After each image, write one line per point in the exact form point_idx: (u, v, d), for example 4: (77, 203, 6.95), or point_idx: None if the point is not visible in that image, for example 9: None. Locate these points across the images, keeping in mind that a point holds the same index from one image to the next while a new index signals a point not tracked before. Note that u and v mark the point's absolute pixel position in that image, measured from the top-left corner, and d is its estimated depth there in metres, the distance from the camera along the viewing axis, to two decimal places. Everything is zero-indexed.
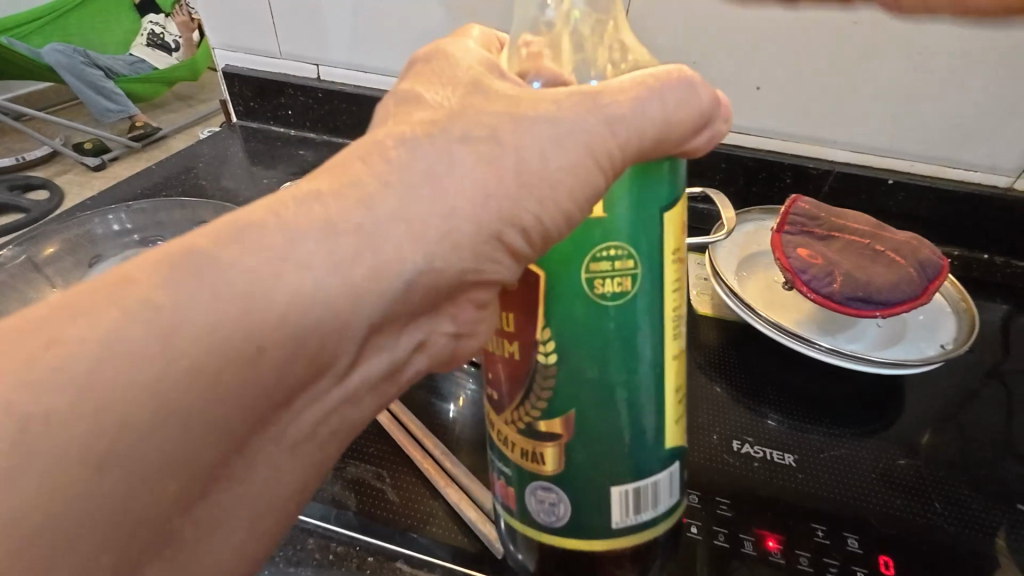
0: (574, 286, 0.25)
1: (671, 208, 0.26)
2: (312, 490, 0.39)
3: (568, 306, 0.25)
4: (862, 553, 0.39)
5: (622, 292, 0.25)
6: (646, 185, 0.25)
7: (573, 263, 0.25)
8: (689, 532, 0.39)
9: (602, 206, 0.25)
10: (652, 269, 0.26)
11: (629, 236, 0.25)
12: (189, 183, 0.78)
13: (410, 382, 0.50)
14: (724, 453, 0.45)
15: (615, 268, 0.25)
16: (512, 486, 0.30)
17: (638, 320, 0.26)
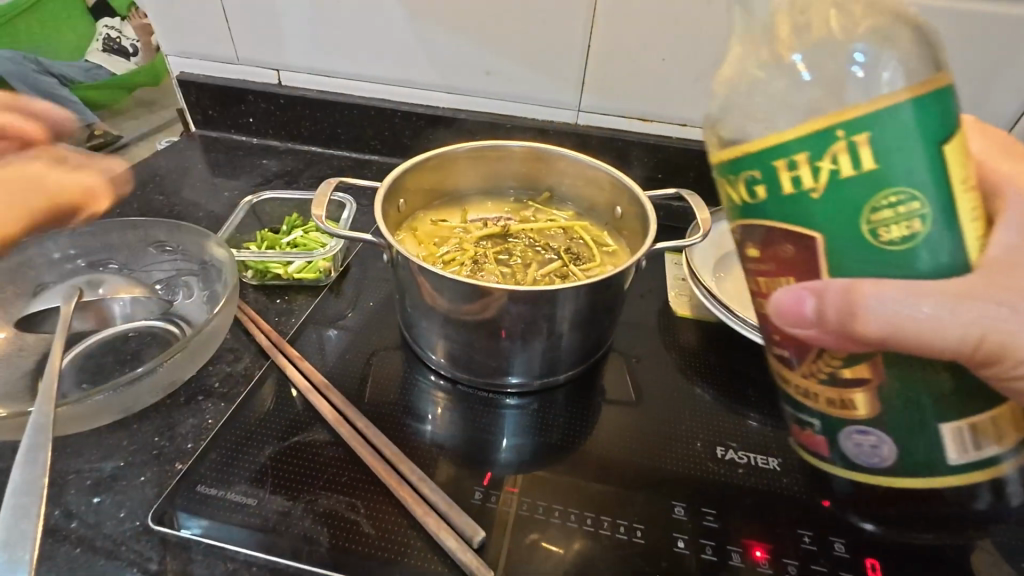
0: (855, 237, 0.26)
1: (949, 135, 0.25)
2: (281, 527, 0.37)
3: (855, 256, 0.26)
4: (849, 557, 0.38)
5: (910, 231, 0.25)
6: (912, 116, 0.24)
7: (854, 218, 0.25)
8: (676, 547, 0.38)
9: (872, 157, 0.24)
10: (933, 188, 0.25)
11: (913, 176, 0.25)
12: (145, 198, 0.74)
13: (381, 401, 0.48)
14: (708, 461, 0.45)
15: (898, 213, 0.25)
16: (819, 433, 0.32)
17: (934, 246, 0.26)
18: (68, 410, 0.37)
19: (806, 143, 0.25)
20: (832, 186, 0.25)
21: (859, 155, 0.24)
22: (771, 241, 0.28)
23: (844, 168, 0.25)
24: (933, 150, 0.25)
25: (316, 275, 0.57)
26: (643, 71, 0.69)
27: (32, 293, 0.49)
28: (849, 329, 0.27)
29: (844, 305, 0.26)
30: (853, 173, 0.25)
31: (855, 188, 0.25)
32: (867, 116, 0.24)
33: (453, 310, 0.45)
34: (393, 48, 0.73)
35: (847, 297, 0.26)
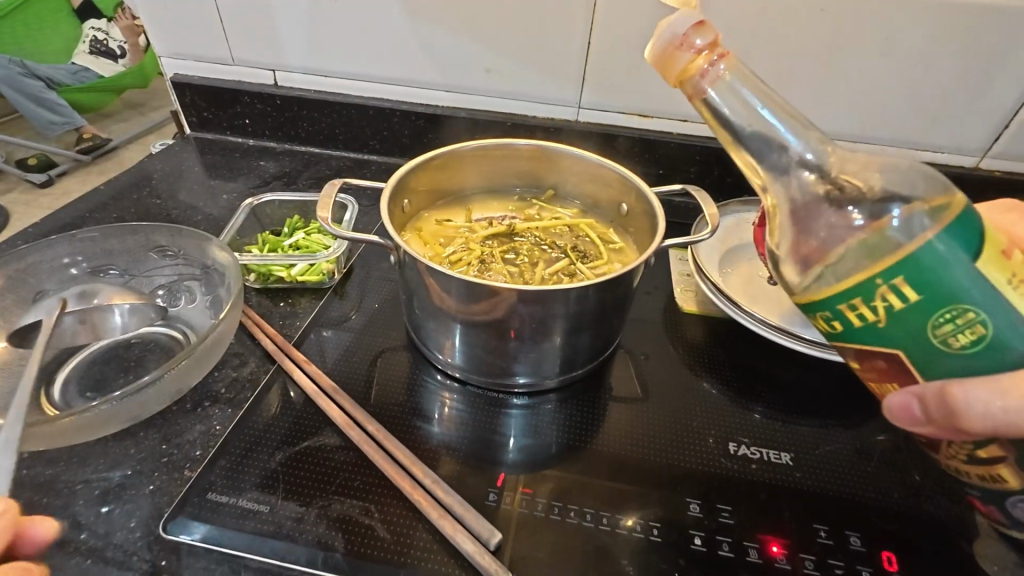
0: (928, 349, 0.28)
1: (983, 251, 0.27)
2: (296, 533, 0.36)
3: (931, 364, 0.28)
4: (865, 551, 0.39)
5: (979, 335, 0.27)
6: (939, 245, 0.27)
7: (920, 336, 0.28)
8: (693, 545, 0.38)
9: (914, 291, 0.27)
10: (991, 294, 0.27)
11: (963, 293, 0.27)
12: (141, 202, 0.73)
13: (390, 403, 0.48)
14: (720, 457, 0.44)
15: (960, 324, 0.27)
16: (986, 502, 0.33)
17: (1010, 342, 0.27)
18: (75, 422, 0.37)
19: (851, 291, 0.29)
20: (890, 318, 0.28)
21: (904, 293, 0.27)
22: (862, 358, 0.31)
23: (895, 304, 0.28)
24: (974, 268, 0.27)
25: (320, 278, 0.57)
26: (643, 67, 0.68)
27: (33, 301, 0.48)
28: (958, 424, 0.28)
29: (945, 406, 0.28)
30: (906, 305, 0.28)
31: (913, 316, 0.28)
32: (898, 262, 0.27)
33: (462, 311, 0.44)
34: (390, 46, 0.72)
35: (946, 399, 0.28)
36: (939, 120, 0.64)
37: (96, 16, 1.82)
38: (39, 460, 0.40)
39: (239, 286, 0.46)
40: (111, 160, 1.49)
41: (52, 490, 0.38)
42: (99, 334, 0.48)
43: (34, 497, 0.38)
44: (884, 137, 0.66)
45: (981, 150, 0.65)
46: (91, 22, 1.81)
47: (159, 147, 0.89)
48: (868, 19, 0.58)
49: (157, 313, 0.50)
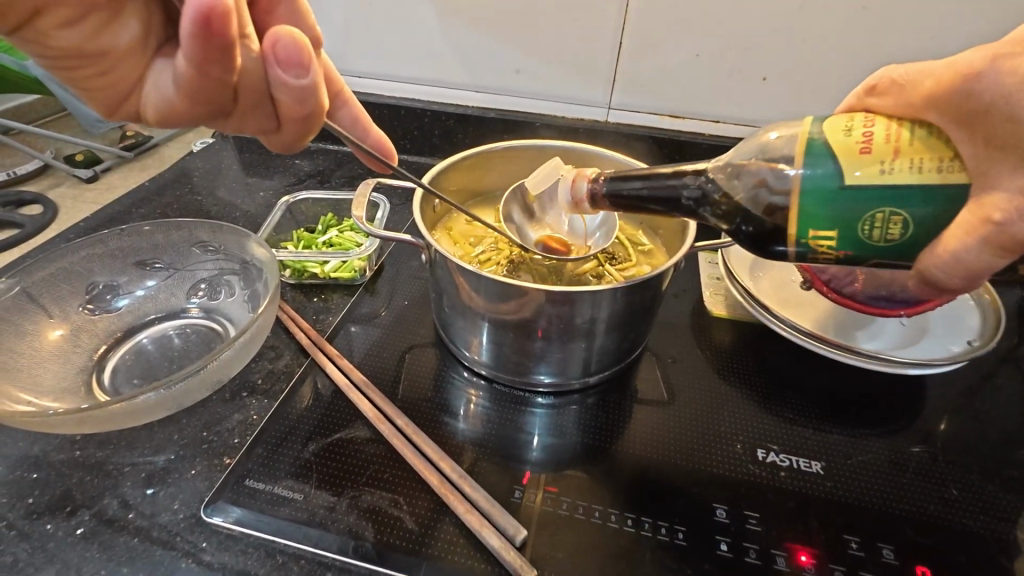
0: (884, 249, 0.33)
1: (841, 168, 0.31)
2: (328, 521, 0.37)
3: (898, 251, 0.33)
4: (898, 565, 0.38)
5: (902, 219, 0.31)
6: (809, 188, 0.32)
7: (868, 247, 0.33)
8: (719, 550, 0.38)
9: (826, 231, 0.33)
10: (873, 190, 0.31)
11: (857, 211, 0.32)
12: (183, 198, 0.76)
13: (417, 397, 0.49)
14: (749, 463, 0.44)
15: (881, 224, 0.32)
16: None
17: (922, 207, 0.30)
18: (123, 407, 0.38)
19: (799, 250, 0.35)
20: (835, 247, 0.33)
21: (823, 238, 0.33)
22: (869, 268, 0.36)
23: (828, 244, 0.33)
24: (846, 191, 0.31)
25: (352, 275, 0.58)
26: (677, 67, 0.68)
27: (87, 293, 0.50)
28: (948, 286, 0.31)
29: (924, 279, 0.31)
30: (837, 240, 0.33)
31: (848, 236, 0.33)
32: (799, 223, 0.34)
33: (494, 312, 0.45)
34: (424, 47, 0.73)
35: (920, 273, 0.31)
36: None
37: None
38: (89, 443, 0.43)
39: (276, 284, 0.47)
40: None
41: (102, 471, 0.41)
42: (146, 324, 0.51)
43: (86, 477, 0.40)
44: None
45: None
46: None
47: (199, 144, 0.93)
48: (911, 16, 0.59)
49: (201, 305, 0.52)
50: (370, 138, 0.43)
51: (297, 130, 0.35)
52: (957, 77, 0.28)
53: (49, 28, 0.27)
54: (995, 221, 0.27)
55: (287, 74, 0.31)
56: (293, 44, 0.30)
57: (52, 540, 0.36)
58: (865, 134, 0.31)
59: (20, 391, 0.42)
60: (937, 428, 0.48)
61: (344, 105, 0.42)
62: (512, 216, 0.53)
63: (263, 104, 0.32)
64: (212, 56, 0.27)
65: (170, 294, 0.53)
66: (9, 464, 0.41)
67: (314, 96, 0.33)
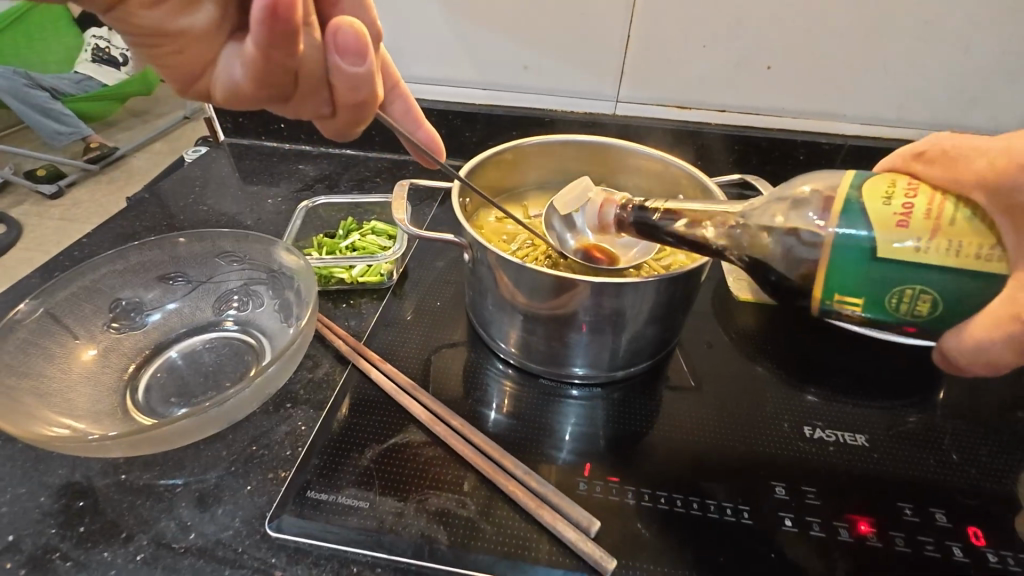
0: (908, 321, 0.34)
1: (878, 244, 0.32)
2: (399, 527, 0.37)
3: (921, 323, 0.34)
4: (952, 527, 0.39)
5: (930, 298, 0.32)
6: (843, 255, 0.33)
7: (892, 316, 0.34)
8: (785, 526, 0.39)
9: (855, 300, 0.34)
10: (907, 268, 0.31)
11: (887, 284, 0.32)
12: (187, 208, 0.74)
13: (464, 397, 0.49)
14: (798, 440, 0.45)
15: (910, 301, 0.32)
16: None
17: (955, 289, 0.31)
18: (178, 426, 0.37)
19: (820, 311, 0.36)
20: (859, 315, 0.35)
21: (851, 304, 0.34)
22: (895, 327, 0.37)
23: (855, 309, 0.35)
24: (877, 266, 0.32)
25: (379, 278, 0.58)
26: (684, 57, 0.69)
27: (110, 311, 0.48)
28: (964, 367, 0.33)
29: (950, 359, 0.33)
30: (863, 308, 0.34)
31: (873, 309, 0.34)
32: (827, 288, 0.34)
33: (540, 308, 0.46)
34: (429, 44, 0.73)
35: (946, 352, 0.33)
36: (979, 101, 0.67)
37: (97, 24, 1.82)
38: (134, 465, 0.41)
39: (315, 294, 0.46)
40: (122, 172, 1.49)
41: (152, 493, 0.39)
42: (175, 340, 0.49)
43: (137, 501, 0.39)
44: (924, 123, 0.70)
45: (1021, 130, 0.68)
46: (91, 30, 1.81)
47: (191, 152, 0.90)
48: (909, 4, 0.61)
49: (229, 318, 0.51)
50: (419, 132, 0.43)
51: (351, 118, 0.34)
52: (1010, 163, 0.29)
53: (135, 7, 0.26)
54: (1023, 319, 0.28)
55: (345, 61, 0.30)
56: (354, 33, 0.30)
57: (113, 568, 0.35)
58: (905, 205, 0.31)
59: (57, 415, 0.40)
60: (964, 396, 0.50)
61: (398, 98, 0.41)
62: (553, 224, 0.53)
63: (320, 90, 0.32)
64: (276, 41, 0.27)
65: (196, 308, 0.51)
66: (51, 494, 0.39)
67: (369, 85, 0.32)
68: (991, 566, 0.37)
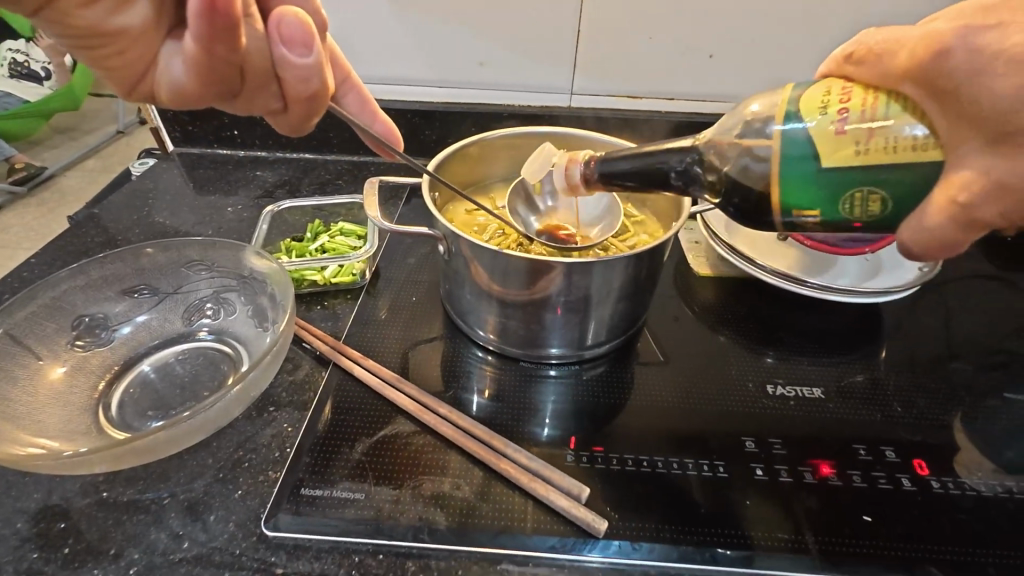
0: (864, 222, 0.35)
1: (819, 153, 0.33)
2: (396, 513, 0.38)
3: (876, 222, 0.35)
4: (900, 461, 0.44)
5: (878, 195, 0.33)
6: (790, 166, 0.35)
7: (849, 220, 0.35)
8: (757, 475, 0.42)
9: (811, 209, 0.36)
10: (851, 169, 0.33)
11: (835, 189, 0.34)
12: (141, 222, 0.71)
13: (448, 388, 0.50)
14: (762, 398, 0.49)
15: (861, 202, 0.34)
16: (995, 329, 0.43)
17: (898, 183, 0.33)
18: (161, 436, 0.37)
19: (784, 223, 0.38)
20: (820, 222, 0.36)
21: (809, 215, 0.36)
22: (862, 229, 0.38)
23: (813, 219, 0.36)
24: (822, 174, 0.34)
25: (352, 278, 0.58)
26: (631, 49, 0.72)
27: (73, 329, 0.47)
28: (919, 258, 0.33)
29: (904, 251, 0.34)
30: (822, 216, 0.36)
31: (831, 213, 0.35)
32: (784, 204, 0.36)
33: (517, 294, 0.48)
34: (382, 43, 0.73)
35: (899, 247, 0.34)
36: None
37: (14, 36, 1.71)
38: (115, 482, 0.40)
39: (292, 296, 0.46)
40: (57, 193, 1.41)
41: (138, 507, 0.39)
42: (146, 354, 0.48)
43: (123, 516, 0.38)
44: None
45: None
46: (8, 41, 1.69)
47: (138, 165, 0.87)
48: None
49: (201, 328, 0.50)
50: (377, 125, 0.43)
51: (304, 111, 0.34)
52: (927, 46, 0.28)
53: (71, 7, 0.26)
54: (960, 200, 0.29)
55: (292, 53, 0.31)
56: (296, 23, 0.30)
57: None
58: (840, 110, 0.33)
59: (30, 436, 0.38)
60: (903, 348, 0.55)
61: (351, 89, 0.42)
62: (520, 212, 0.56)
63: (270, 84, 0.32)
64: (216, 34, 0.27)
65: (165, 320, 0.50)
66: (28, 518, 0.38)
67: (319, 76, 0.33)
68: (936, 492, 0.41)
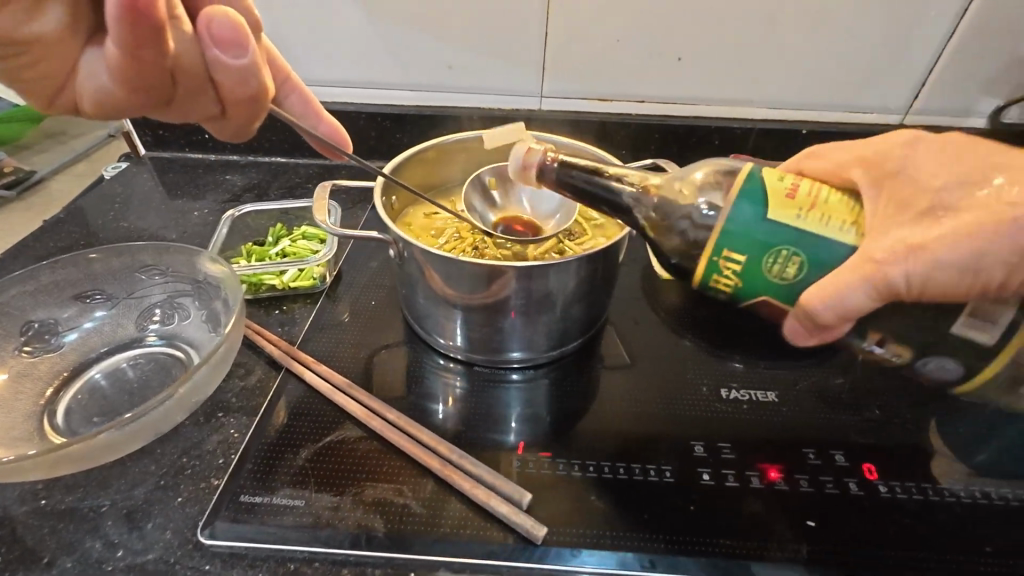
0: (775, 288, 0.35)
1: (770, 205, 0.34)
2: (335, 520, 0.37)
3: (782, 295, 0.35)
4: (850, 465, 0.43)
5: (799, 263, 0.34)
6: (739, 208, 0.35)
7: (762, 283, 0.35)
8: (703, 480, 0.42)
9: (738, 255, 0.35)
10: (790, 229, 0.34)
11: (769, 242, 0.34)
12: (106, 226, 0.71)
13: (403, 393, 0.50)
14: (716, 402, 0.49)
15: (782, 262, 0.34)
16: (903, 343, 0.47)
17: (820, 259, 0.34)
18: (98, 443, 0.36)
19: (703, 275, 0.37)
20: (736, 281, 0.36)
21: (733, 262, 0.35)
22: (760, 308, 0.37)
23: (734, 267, 0.35)
24: (765, 223, 0.34)
25: (311, 282, 0.57)
26: (598, 52, 0.72)
27: (22, 335, 0.47)
28: (815, 326, 0.33)
29: (804, 319, 0.34)
30: (742, 266, 0.35)
31: (750, 273, 0.35)
32: (718, 240, 0.35)
33: (468, 297, 0.47)
34: (350, 47, 0.73)
35: (801, 314, 0.33)
36: (866, 83, 0.73)
37: None
38: (54, 490, 0.40)
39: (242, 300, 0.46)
40: None
41: (76, 515, 0.38)
42: (96, 360, 0.47)
43: (60, 524, 0.38)
44: (821, 105, 0.76)
45: (905, 108, 0.75)
46: None
47: (110, 169, 0.87)
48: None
49: (154, 333, 0.50)
50: (324, 124, 0.43)
51: (243, 112, 0.34)
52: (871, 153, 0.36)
53: None
54: (877, 259, 0.31)
55: (226, 54, 0.31)
56: (229, 23, 0.30)
57: None
58: (793, 183, 0.35)
59: None
60: None
61: (293, 90, 0.42)
62: (476, 204, 0.55)
63: (205, 87, 0.32)
64: (141, 41, 0.27)
65: (118, 325, 0.50)
66: None
67: (255, 76, 0.33)
68: (883, 497, 0.41)
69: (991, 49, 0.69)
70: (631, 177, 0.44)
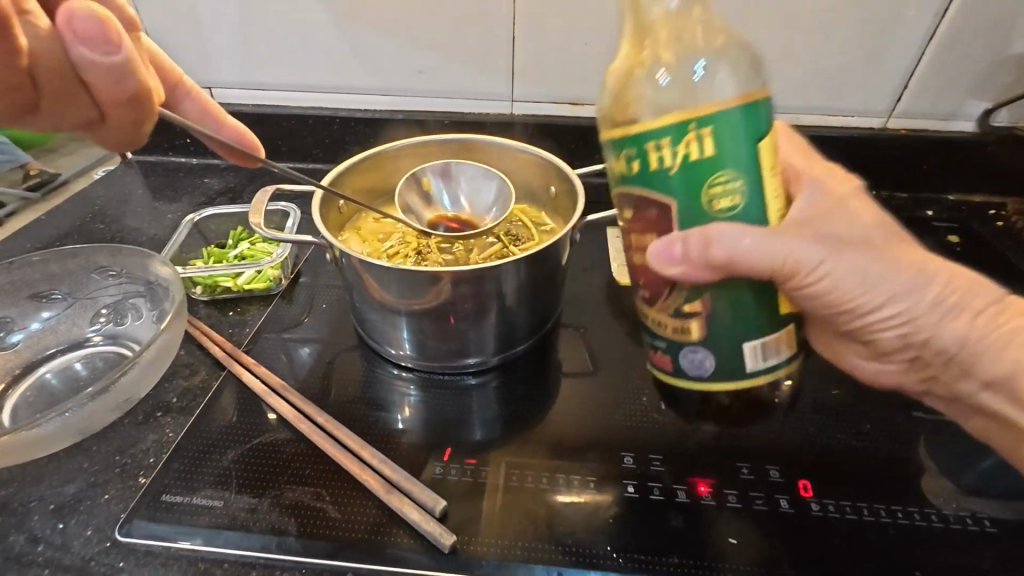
0: (694, 210, 0.31)
1: (766, 137, 0.31)
2: (250, 521, 0.38)
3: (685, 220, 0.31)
4: (784, 482, 0.42)
5: (733, 204, 0.31)
6: (750, 109, 0.30)
7: (688, 192, 0.30)
8: (627, 493, 0.41)
9: (713, 141, 0.29)
10: (756, 176, 0.31)
11: (744, 161, 0.30)
12: (85, 228, 0.73)
13: (343, 398, 0.50)
14: (654, 412, 0.48)
15: (722, 191, 0.31)
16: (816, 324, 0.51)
17: (754, 213, 0.32)
18: (23, 438, 0.38)
19: (654, 132, 0.29)
20: (672, 164, 0.30)
21: (705, 142, 0.29)
22: (637, 207, 0.33)
23: (693, 151, 0.29)
24: (751, 147, 0.30)
25: (267, 285, 0.58)
26: (567, 55, 0.72)
27: None
28: (704, 263, 0.31)
29: (701, 242, 0.30)
30: (699, 156, 0.29)
31: (690, 169, 0.30)
32: (712, 112, 0.29)
33: (404, 302, 0.47)
34: (323, 53, 0.75)
35: (704, 235, 0.30)
36: (844, 85, 0.71)
37: None
38: None
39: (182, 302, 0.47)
40: None
41: (7, 510, 0.39)
42: (48, 358, 0.49)
43: None
44: (798, 108, 0.74)
45: (886, 111, 0.73)
46: None
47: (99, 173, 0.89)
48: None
49: (106, 333, 0.51)
50: (227, 129, 0.45)
51: (124, 112, 0.35)
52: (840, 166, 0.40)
53: None
54: (796, 263, 0.32)
55: (93, 51, 0.31)
56: (90, 18, 0.31)
57: None
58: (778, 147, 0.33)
59: None
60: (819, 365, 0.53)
61: (189, 95, 0.43)
62: (412, 205, 0.56)
63: (76, 87, 0.33)
64: None
65: (72, 324, 0.51)
66: None
67: (129, 73, 0.33)
68: (815, 515, 0.40)
69: (974, 50, 0.67)
70: (662, 55, 0.34)
